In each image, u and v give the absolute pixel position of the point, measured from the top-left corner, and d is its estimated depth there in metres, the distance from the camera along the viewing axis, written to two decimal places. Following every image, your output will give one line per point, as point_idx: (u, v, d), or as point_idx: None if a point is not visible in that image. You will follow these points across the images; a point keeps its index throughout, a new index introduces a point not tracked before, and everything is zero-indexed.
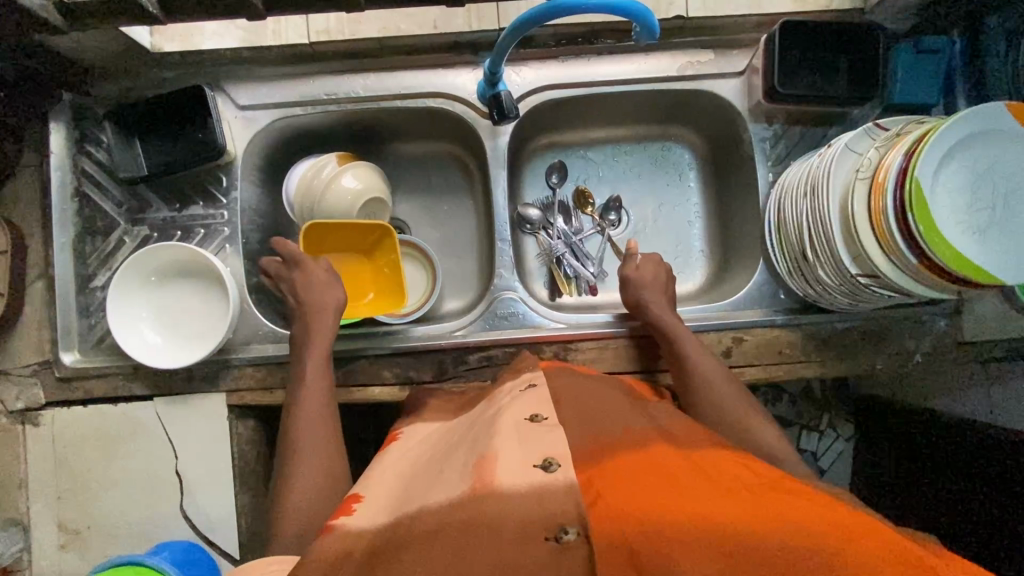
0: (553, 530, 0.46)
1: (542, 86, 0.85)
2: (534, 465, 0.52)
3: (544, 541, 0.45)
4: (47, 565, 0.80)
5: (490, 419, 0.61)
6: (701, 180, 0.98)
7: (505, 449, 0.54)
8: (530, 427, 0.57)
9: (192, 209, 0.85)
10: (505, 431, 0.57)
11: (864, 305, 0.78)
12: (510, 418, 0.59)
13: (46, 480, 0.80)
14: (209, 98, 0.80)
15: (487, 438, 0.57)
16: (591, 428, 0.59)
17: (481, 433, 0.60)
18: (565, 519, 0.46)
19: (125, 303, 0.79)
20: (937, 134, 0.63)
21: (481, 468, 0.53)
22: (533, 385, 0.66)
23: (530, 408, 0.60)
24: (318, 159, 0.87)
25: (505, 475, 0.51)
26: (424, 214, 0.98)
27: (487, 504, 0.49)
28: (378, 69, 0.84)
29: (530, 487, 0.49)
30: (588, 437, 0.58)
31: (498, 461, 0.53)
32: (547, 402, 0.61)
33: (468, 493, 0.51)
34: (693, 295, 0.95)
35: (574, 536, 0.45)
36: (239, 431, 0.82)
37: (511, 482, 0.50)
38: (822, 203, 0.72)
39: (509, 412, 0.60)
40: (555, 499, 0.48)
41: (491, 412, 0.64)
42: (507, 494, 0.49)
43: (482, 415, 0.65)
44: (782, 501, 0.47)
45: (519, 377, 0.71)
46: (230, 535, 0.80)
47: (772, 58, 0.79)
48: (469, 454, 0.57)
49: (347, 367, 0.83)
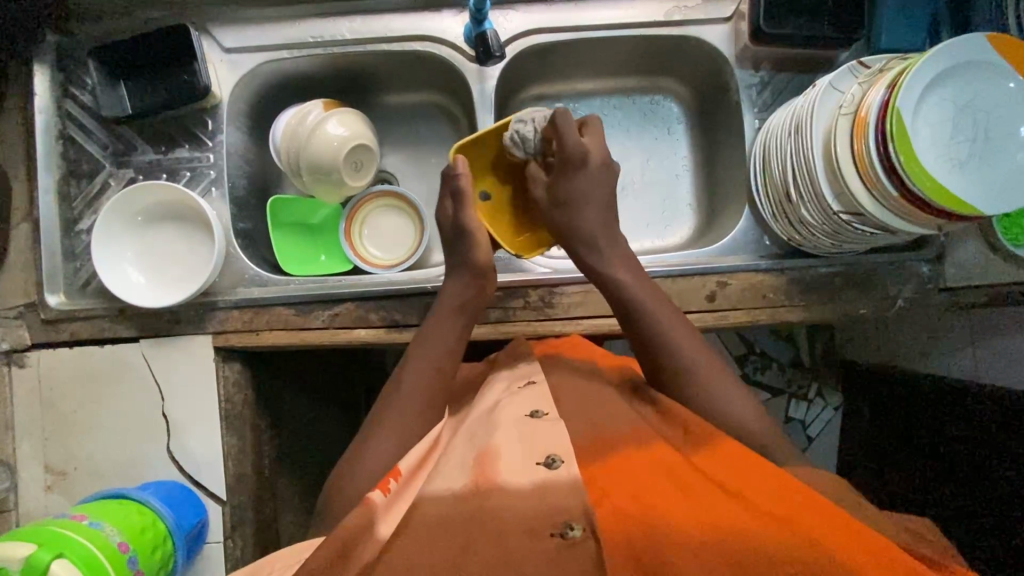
0: (559, 527, 0.48)
1: (528, 29, 0.85)
2: (538, 463, 0.54)
3: (550, 537, 0.48)
4: (33, 507, 0.79)
5: (485, 415, 0.63)
6: (689, 133, 0.99)
7: (507, 443, 0.56)
8: (531, 423, 0.58)
9: (178, 152, 0.85)
10: (507, 427, 0.58)
11: (846, 246, 0.78)
12: (510, 413, 0.60)
13: (32, 422, 0.80)
14: (194, 38, 0.80)
15: (488, 431, 0.59)
16: (592, 422, 0.61)
17: (481, 422, 0.61)
18: (570, 516, 0.49)
19: (109, 242, 0.79)
20: (916, 68, 0.63)
21: (483, 464, 0.54)
22: (532, 382, 0.66)
23: (530, 404, 0.61)
24: (304, 105, 0.87)
25: (509, 473, 0.53)
26: (412, 166, 0.99)
27: (490, 501, 0.51)
28: (364, 12, 0.84)
29: (534, 487, 0.52)
30: (589, 432, 0.60)
31: (500, 456, 0.55)
32: (545, 397, 0.62)
33: (470, 486, 0.52)
34: (681, 247, 0.95)
35: (579, 532, 0.48)
36: (225, 374, 0.82)
37: (515, 480, 0.52)
38: (806, 140, 0.72)
39: (510, 405, 0.61)
40: (559, 495, 0.51)
41: (488, 403, 0.65)
42: (509, 491, 0.51)
43: (478, 405, 0.67)
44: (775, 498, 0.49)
45: (520, 372, 0.70)
46: (216, 476, 0.79)
47: (757, 1, 0.79)
48: (468, 446, 0.59)
49: (334, 311, 0.82)
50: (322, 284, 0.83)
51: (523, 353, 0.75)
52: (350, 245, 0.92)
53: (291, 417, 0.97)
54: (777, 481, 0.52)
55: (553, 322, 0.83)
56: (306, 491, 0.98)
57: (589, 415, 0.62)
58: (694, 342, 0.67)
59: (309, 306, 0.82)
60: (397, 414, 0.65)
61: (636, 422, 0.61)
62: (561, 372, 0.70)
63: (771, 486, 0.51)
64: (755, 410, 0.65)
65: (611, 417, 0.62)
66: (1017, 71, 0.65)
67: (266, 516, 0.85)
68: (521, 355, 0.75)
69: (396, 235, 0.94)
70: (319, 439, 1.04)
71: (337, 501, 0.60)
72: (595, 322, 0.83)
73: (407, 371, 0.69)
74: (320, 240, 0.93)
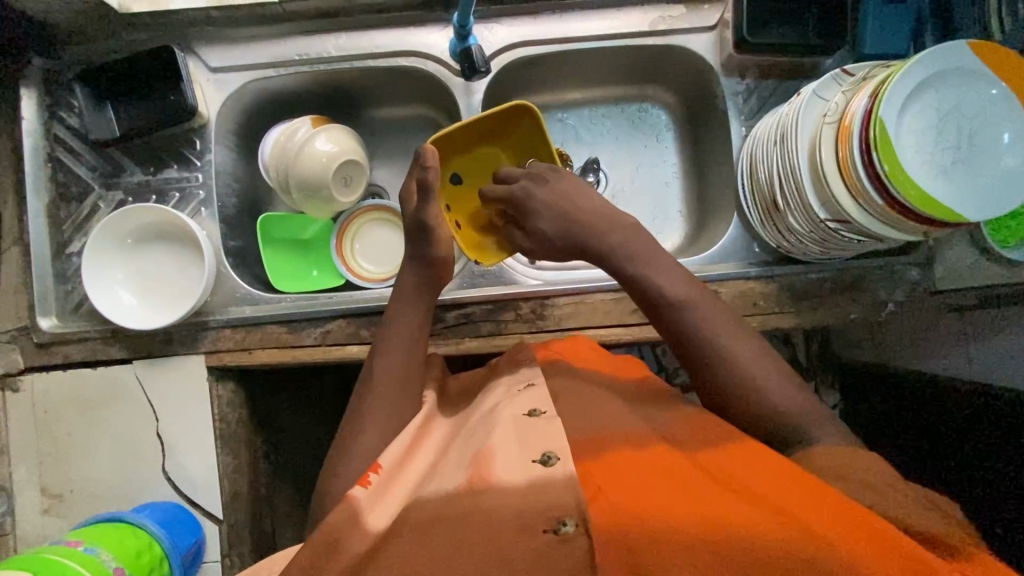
0: (552, 522, 0.48)
1: (513, 42, 0.85)
2: (533, 460, 0.54)
3: (543, 533, 0.48)
4: (29, 530, 0.80)
5: (484, 417, 0.63)
6: (677, 140, 0.99)
7: (503, 444, 0.56)
8: (527, 421, 0.59)
9: (166, 172, 0.85)
10: (505, 424, 0.59)
11: (837, 254, 0.78)
12: (510, 411, 0.60)
13: (27, 446, 0.80)
14: (179, 59, 0.80)
15: (486, 432, 0.59)
16: (590, 426, 0.61)
17: (480, 425, 0.61)
18: (564, 512, 0.49)
19: (100, 264, 0.80)
20: (899, 75, 0.63)
21: (478, 462, 0.54)
22: (532, 384, 0.66)
23: (528, 403, 0.61)
24: (293, 122, 0.87)
25: (502, 470, 0.53)
26: (402, 180, 0.99)
27: (483, 509, 0.51)
28: (349, 28, 0.84)
29: (528, 482, 0.52)
30: (583, 435, 0.60)
31: (495, 455, 0.55)
32: (546, 396, 0.62)
33: (466, 485, 0.53)
34: (672, 254, 0.96)
35: (572, 528, 0.48)
36: (218, 393, 0.82)
37: (509, 477, 0.52)
38: (791, 149, 0.72)
39: (507, 407, 0.62)
40: (554, 491, 0.51)
41: (486, 408, 0.65)
42: (504, 489, 0.51)
43: (469, 417, 0.67)
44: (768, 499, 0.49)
45: (517, 375, 0.70)
46: (211, 495, 0.79)
47: (740, 9, 0.79)
48: (464, 450, 0.58)
49: (325, 328, 0.82)
50: (313, 300, 0.84)
51: (523, 359, 0.74)
52: (342, 260, 0.92)
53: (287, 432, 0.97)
54: (775, 476, 0.52)
55: (545, 333, 0.83)
56: (301, 506, 0.98)
57: (586, 417, 0.63)
58: (744, 348, 0.66)
59: (302, 323, 0.82)
60: (387, 430, 0.65)
61: (633, 424, 0.61)
62: (560, 379, 0.70)
63: (769, 480, 0.51)
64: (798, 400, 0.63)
65: (605, 418, 0.62)
66: (1002, 77, 0.65)
67: (263, 535, 0.86)
68: (518, 359, 0.75)
69: (387, 249, 0.94)
70: (313, 452, 1.04)
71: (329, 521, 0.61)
72: (586, 333, 0.83)
73: (399, 382, 0.69)
74: (312, 255, 0.93)
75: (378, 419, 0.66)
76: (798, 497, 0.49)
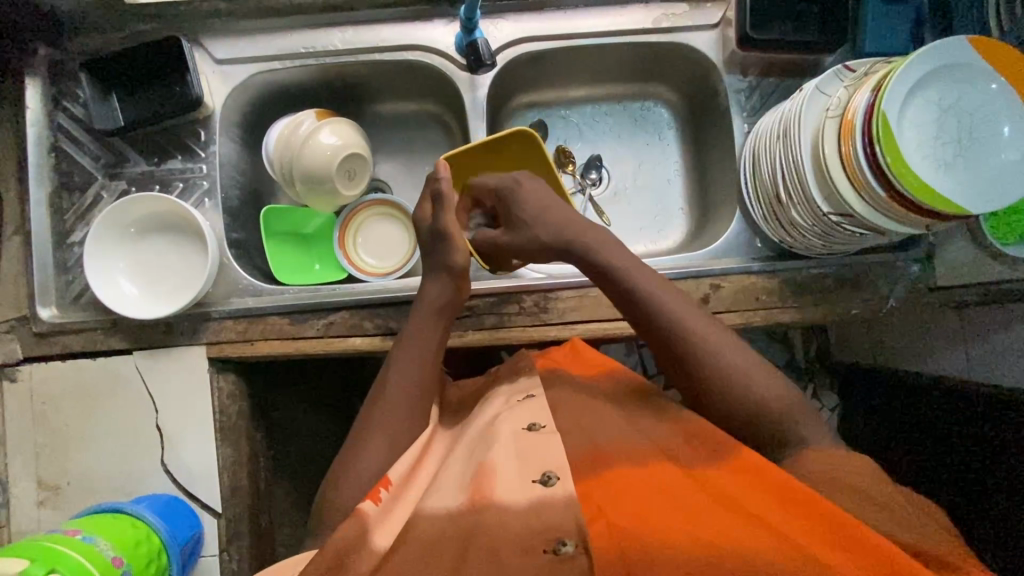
0: (552, 543, 0.49)
1: (518, 38, 0.86)
2: (534, 480, 0.54)
3: (543, 554, 0.49)
4: (25, 523, 0.78)
5: (483, 432, 0.62)
6: (678, 138, 1.00)
7: (503, 462, 0.55)
8: (526, 438, 0.58)
9: (170, 163, 0.85)
10: (503, 440, 0.58)
11: (839, 248, 0.79)
12: (507, 426, 0.60)
13: (24, 438, 0.79)
14: (185, 50, 0.80)
15: (484, 449, 0.58)
16: (584, 438, 0.61)
17: (477, 440, 0.61)
18: (563, 533, 0.49)
19: (103, 253, 0.79)
20: (899, 71, 0.64)
21: (479, 480, 0.54)
22: (530, 396, 0.65)
23: (527, 416, 0.61)
24: (297, 115, 0.87)
25: (503, 490, 0.53)
26: (406, 175, 0.99)
27: (487, 515, 0.51)
28: (356, 22, 0.85)
29: (528, 503, 0.52)
30: (583, 444, 0.60)
31: (496, 471, 0.55)
32: (543, 410, 0.61)
33: (466, 503, 0.53)
34: (673, 251, 0.96)
35: (572, 548, 0.49)
36: (219, 385, 0.81)
37: (510, 497, 0.52)
38: (794, 144, 0.73)
39: (506, 421, 0.61)
40: (554, 510, 0.51)
41: (477, 427, 0.64)
42: (505, 507, 0.52)
43: (474, 424, 0.67)
44: (768, 515, 0.48)
45: (514, 386, 0.70)
46: (211, 488, 0.79)
47: (743, 7, 0.80)
48: (464, 464, 0.59)
49: (329, 319, 0.82)
50: (313, 292, 0.83)
51: (523, 367, 0.75)
52: (344, 254, 0.92)
53: (286, 429, 0.96)
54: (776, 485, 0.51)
55: (548, 326, 0.83)
56: (299, 502, 0.97)
57: (585, 423, 0.63)
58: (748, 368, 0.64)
59: (304, 315, 0.82)
60: (391, 423, 0.65)
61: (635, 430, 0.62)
62: (558, 385, 0.71)
63: (767, 494, 0.51)
64: (778, 395, 0.63)
65: (612, 424, 0.63)
66: (1001, 72, 0.66)
67: (262, 531, 0.85)
68: (518, 369, 0.75)
69: (389, 243, 0.94)
70: (312, 448, 1.03)
71: (333, 511, 0.60)
72: (589, 327, 0.83)
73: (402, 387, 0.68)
74: (314, 249, 0.93)
75: (384, 418, 0.66)
76: (798, 510, 0.48)
